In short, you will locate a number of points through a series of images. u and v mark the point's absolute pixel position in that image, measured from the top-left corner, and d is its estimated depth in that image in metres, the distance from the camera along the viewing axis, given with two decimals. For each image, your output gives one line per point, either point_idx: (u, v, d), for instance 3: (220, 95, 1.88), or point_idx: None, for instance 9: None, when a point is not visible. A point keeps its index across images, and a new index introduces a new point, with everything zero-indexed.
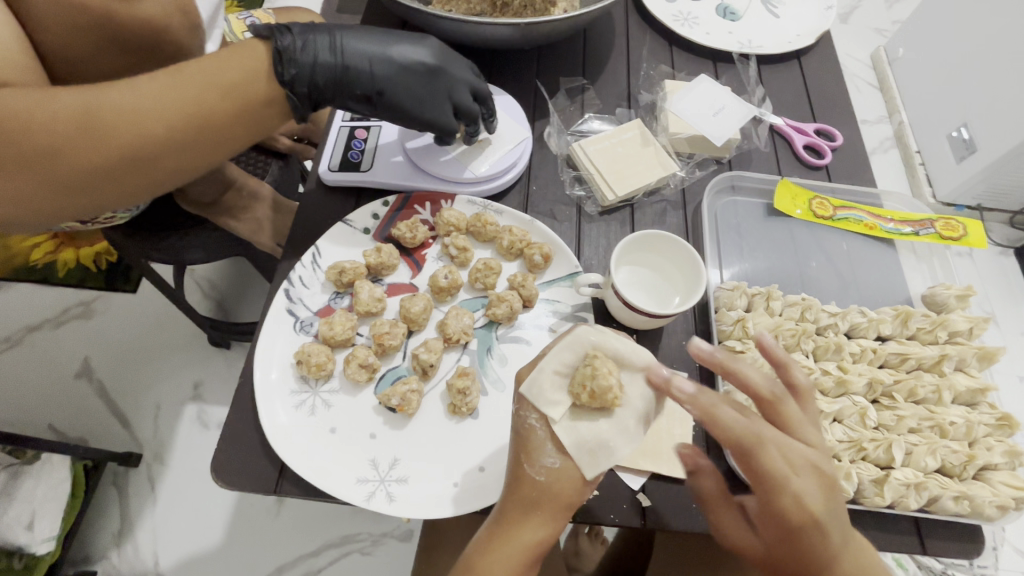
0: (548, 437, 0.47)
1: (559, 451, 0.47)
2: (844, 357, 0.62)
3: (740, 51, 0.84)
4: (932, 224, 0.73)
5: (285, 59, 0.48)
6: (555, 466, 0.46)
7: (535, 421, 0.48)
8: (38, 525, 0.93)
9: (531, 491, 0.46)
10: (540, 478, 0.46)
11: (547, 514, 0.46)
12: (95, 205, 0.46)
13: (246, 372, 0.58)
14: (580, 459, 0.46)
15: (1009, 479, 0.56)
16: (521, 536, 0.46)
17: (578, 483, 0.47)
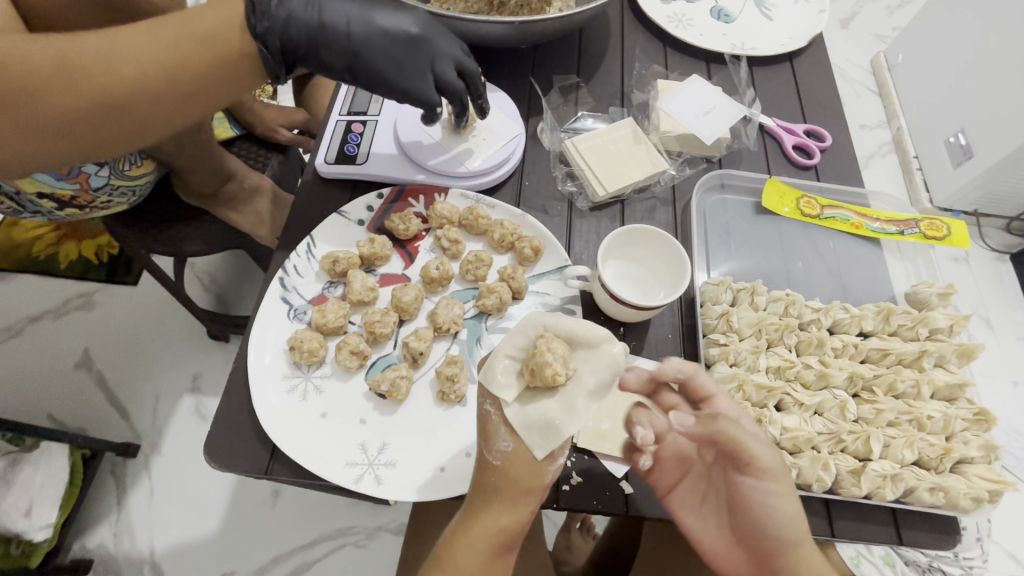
0: (501, 420, 0.49)
1: (512, 434, 0.48)
2: (826, 352, 0.63)
3: (732, 53, 0.85)
4: (917, 224, 0.74)
5: (258, 12, 0.47)
6: (508, 449, 0.48)
7: (490, 407, 0.49)
8: (36, 512, 0.94)
9: (492, 477, 0.48)
10: (497, 462, 0.48)
11: (507, 498, 0.48)
12: (73, 151, 0.47)
13: (240, 358, 0.59)
14: (529, 439, 0.47)
15: (985, 472, 0.57)
16: (480, 518, 0.48)
17: (538, 464, 0.48)
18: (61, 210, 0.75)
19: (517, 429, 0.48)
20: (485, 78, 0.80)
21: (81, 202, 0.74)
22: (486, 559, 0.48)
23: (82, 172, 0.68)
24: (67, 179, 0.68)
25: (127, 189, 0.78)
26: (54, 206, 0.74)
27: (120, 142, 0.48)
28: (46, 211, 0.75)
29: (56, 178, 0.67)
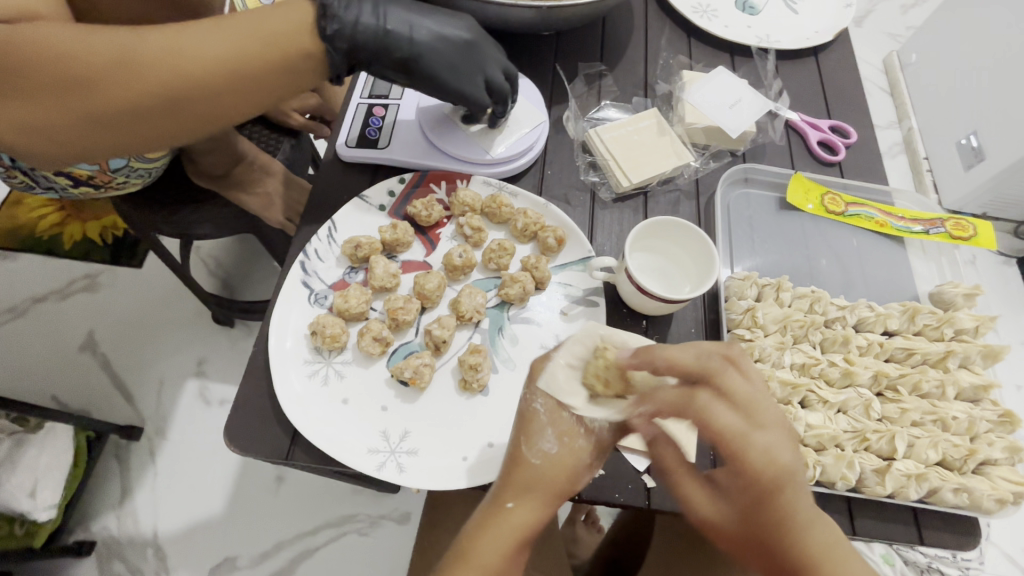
0: (549, 420, 0.50)
1: (558, 437, 0.49)
2: (850, 350, 0.63)
3: (758, 46, 0.84)
4: (943, 223, 0.74)
5: (328, 15, 0.49)
6: (552, 450, 0.48)
7: (542, 405, 0.50)
8: (40, 492, 0.93)
9: (529, 473, 0.48)
10: (538, 460, 0.48)
11: (540, 497, 0.47)
12: (127, 143, 0.47)
13: (260, 342, 0.59)
14: (573, 442, 0.49)
15: (1008, 475, 0.57)
16: (507, 512, 0.46)
17: (572, 467, 0.49)
18: (75, 189, 0.74)
19: (565, 433, 0.49)
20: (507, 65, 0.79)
21: (98, 182, 0.73)
22: (506, 562, 0.45)
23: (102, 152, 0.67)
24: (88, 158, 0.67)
25: (143, 170, 0.76)
26: (69, 185, 0.72)
27: (173, 137, 0.48)
28: (60, 188, 0.74)
29: None
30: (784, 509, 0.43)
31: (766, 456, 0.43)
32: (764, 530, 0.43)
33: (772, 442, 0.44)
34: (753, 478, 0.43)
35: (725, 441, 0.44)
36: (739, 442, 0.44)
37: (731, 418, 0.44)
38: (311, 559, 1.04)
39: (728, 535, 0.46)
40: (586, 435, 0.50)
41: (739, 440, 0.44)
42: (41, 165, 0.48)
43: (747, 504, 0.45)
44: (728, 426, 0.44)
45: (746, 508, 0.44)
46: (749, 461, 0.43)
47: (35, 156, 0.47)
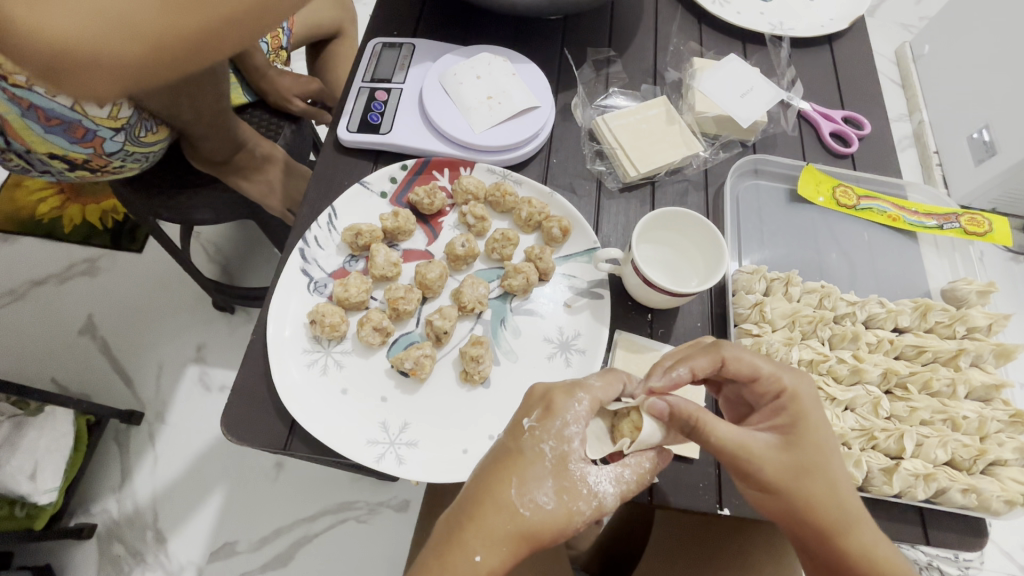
0: (551, 471, 0.46)
1: (556, 492, 0.45)
2: (860, 347, 0.61)
3: (772, 33, 0.81)
4: (957, 218, 0.72)
5: None
6: (547, 506, 0.45)
7: (549, 447, 0.46)
8: (40, 475, 0.93)
9: (509, 525, 0.44)
10: (528, 513, 0.44)
11: (513, 551, 0.44)
12: (177, 64, 0.45)
13: (258, 329, 0.58)
14: (572, 502, 0.45)
15: (1018, 476, 0.55)
16: (471, 567, 0.42)
17: (563, 525, 0.45)
18: (70, 172, 0.73)
19: (565, 491, 0.45)
20: (514, 50, 0.77)
21: (94, 165, 0.71)
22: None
23: (97, 137, 0.66)
24: (82, 143, 0.66)
25: (141, 155, 0.74)
26: (64, 168, 0.71)
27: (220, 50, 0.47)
28: (56, 171, 0.73)
29: (70, 141, 0.65)
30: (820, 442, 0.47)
31: (800, 381, 0.49)
32: (801, 452, 0.46)
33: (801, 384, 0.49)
34: (791, 401, 0.48)
35: (762, 376, 0.49)
36: (776, 371, 0.49)
37: (760, 355, 0.51)
38: (310, 546, 1.04)
39: (770, 470, 0.46)
40: (588, 500, 0.45)
41: (770, 369, 0.50)
42: (97, 100, 0.45)
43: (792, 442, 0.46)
44: (758, 363, 0.50)
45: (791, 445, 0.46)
46: (785, 385, 0.49)
47: (80, 84, 0.43)
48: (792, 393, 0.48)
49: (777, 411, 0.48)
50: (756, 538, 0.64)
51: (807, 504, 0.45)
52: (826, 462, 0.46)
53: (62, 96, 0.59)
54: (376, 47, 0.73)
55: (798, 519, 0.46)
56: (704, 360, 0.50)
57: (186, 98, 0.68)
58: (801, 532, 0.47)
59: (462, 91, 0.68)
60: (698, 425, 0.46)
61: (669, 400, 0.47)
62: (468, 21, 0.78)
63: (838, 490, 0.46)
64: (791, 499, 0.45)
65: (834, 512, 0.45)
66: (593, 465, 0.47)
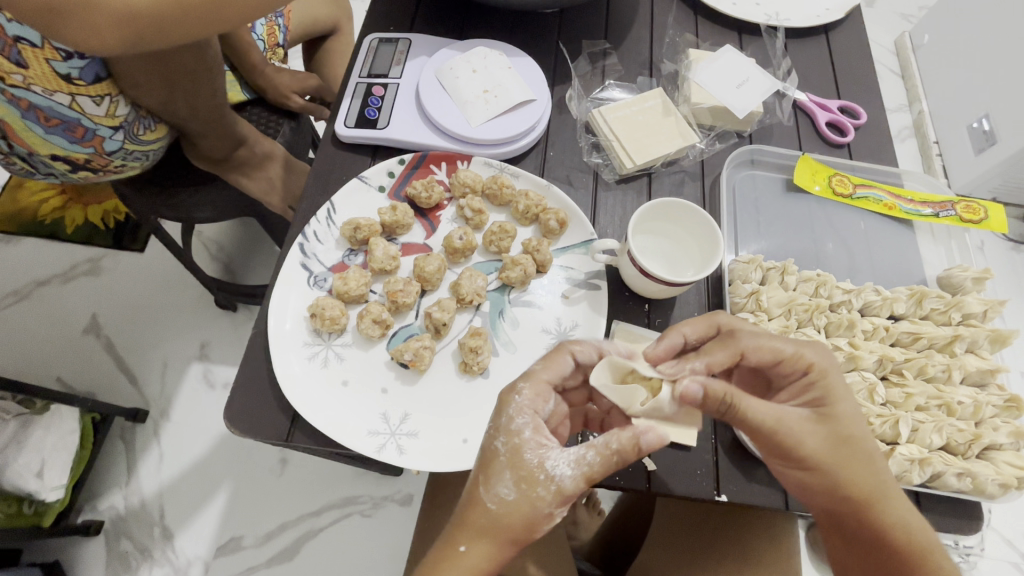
0: (508, 463, 0.46)
1: (515, 482, 0.45)
2: (856, 334, 0.62)
3: (767, 23, 0.81)
4: (953, 206, 0.72)
5: None
6: (508, 497, 0.45)
7: (502, 444, 0.47)
8: (48, 473, 0.94)
9: (479, 519, 0.45)
10: (493, 506, 0.45)
11: (493, 544, 0.44)
12: (181, 19, 0.53)
13: (259, 323, 0.58)
14: (530, 490, 0.45)
15: (1013, 459, 0.56)
16: (457, 560, 0.44)
17: (529, 514, 0.45)
18: (73, 173, 0.73)
19: (524, 480, 0.45)
20: (509, 44, 0.77)
21: (95, 165, 0.72)
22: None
23: (96, 136, 0.66)
24: (82, 143, 0.67)
25: (140, 153, 0.75)
26: (67, 169, 0.72)
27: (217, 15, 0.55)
28: (59, 173, 0.74)
29: (70, 141, 0.66)
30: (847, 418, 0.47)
31: (824, 357, 0.50)
32: (833, 426, 0.47)
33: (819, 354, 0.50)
34: (820, 377, 0.49)
35: (785, 358, 0.50)
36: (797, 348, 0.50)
37: (779, 339, 0.51)
38: (314, 540, 1.05)
39: (807, 448, 0.46)
40: (546, 484, 0.45)
41: (793, 350, 0.50)
42: (101, 44, 0.52)
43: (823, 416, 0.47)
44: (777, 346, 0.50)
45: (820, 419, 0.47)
46: (813, 362, 0.49)
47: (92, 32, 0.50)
48: (821, 370, 0.49)
49: (807, 388, 0.49)
50: (755, 524, 0.64)
51: (844, 476, 0.46)
52: (858, 433, 0.47)
53: (59, 94, 0.60)
54: (372, 42, 0.74)
55: (837, 494, 0.47)
56: (722, 354, 0.51)
57: (182, 93, 0.68)
58: (835, 506, 0.47)
59: (458, 86, 0.69)
60: (733, 406, 0.47)
61: (702, 381, 0.47)
62: (463, 15, 0.78)
63: (874, 464, 0.47)
64: (831, 472, 0.46)
65: (867, 486, 0.46)
66: (550, 449, 0.46)
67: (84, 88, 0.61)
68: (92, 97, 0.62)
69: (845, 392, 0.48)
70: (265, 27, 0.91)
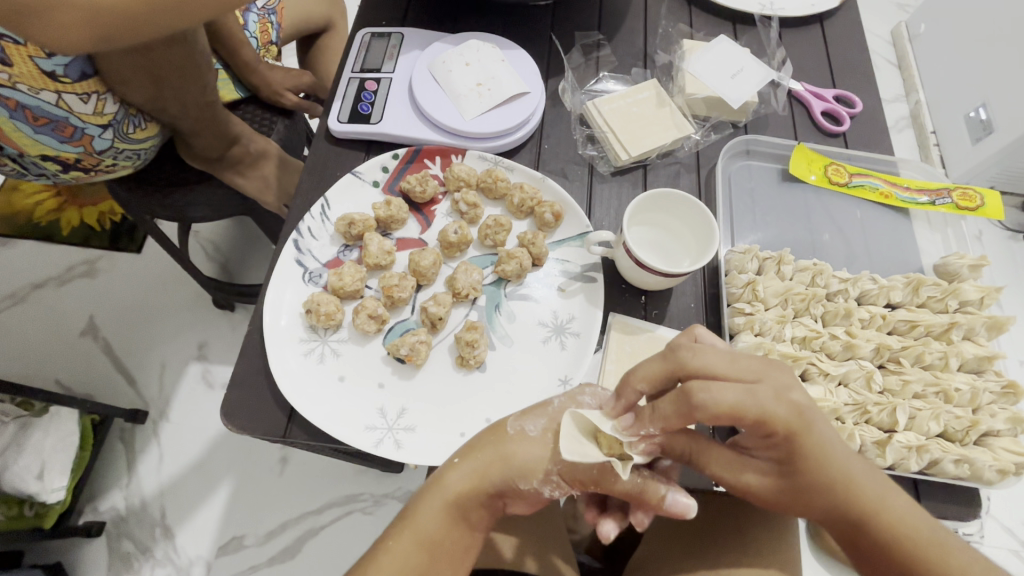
0: (549, 413, 0.50)
1: (544, 427, 0.49)
2: (852, 323, 0.62)
3: (761, 13, 0.81)
4: (949, 193, 0.72)
5: None
6: (528, 433, 0.49)
7: (558, 399, 0.51)
8: (48, 475, 0.94)
9: (496, 445, 0.48)
10: (512, 433, 0.49)
11: (493, 469, 0.47)
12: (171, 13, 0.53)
13: (254, 320, 0.58)
14: (553, 440, 0.48)
15: (1010, 446, 0.56)
16: (449, 468, 0.48)
17: (539, 461, 0.47)
18: (65, 174, 0.73)
19: (551, 429, 0.49)
20: (503, 37, 0.77)
21: (86, 165, 0.72)
22: (442, 527, 0.47)
23: (85, 134, 0.66)
24: (71, 142, 0.67)
25: (132, 152, 0.74)
26: (58, 170, 0.72)
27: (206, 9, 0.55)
28: (51, 175, 0.74)
29: (59, 140, 0.66)
30: (819, 475, 0.41)
31: (793, 416, 0.40)
32: (799, 479, 0.42)
33: (784, 411, 0.40)
34: (786, 439, 0.41)
35: (745, 422, 0.40)
36: (760, 411, 0.39)
37: (744, 393, 0.39)
38: (316, 538, 1.05)
39: (767, 496, 0.44)
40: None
41: (758, 412, 0.39)
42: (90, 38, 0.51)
43: (792, 471, 0.42)
44: (731, 406, 0.39)
45: (787, 470, 0.42)
46: (776, 427, 0.40)
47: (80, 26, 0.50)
48: (789, 431, 0.40)
49: (775, 444, 0.42)
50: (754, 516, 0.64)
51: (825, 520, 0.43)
52: (839, 478, 0.42)
53: (44, 92, 0.60)
54: (364, 37, 0.73)
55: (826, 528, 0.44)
56: (675, 420, 0.41)
57: (170, 90, 0.68)
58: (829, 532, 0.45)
59: (451, 80, 0.69)
60: (694, 456, 0.46)
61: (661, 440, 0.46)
62: (456, 9, 0.78)
63: (864, 512, 0.42)
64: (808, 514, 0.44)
65: (864, 528, 0.42)
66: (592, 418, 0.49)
67: (69, 85, 0.61)
68: (79, 94, 0.62)
69: (819, 449, 0.41)
70: (258, 24, 0.90)
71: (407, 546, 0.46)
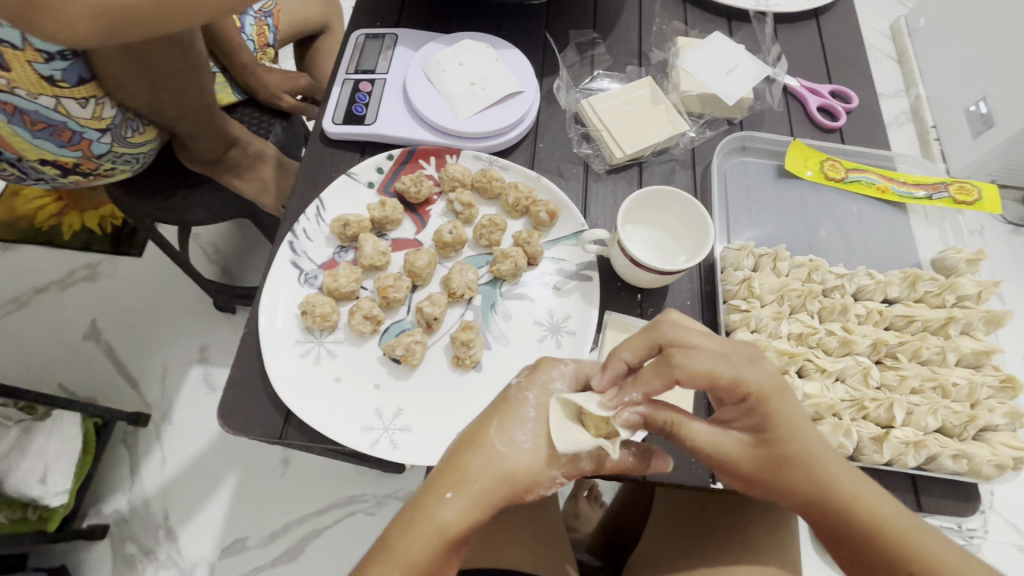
0: (533, 416, 0.47)
1: (534, 433, 0.47)
2: (849, 318, 0.62)
3: (756, 9, 0.81)
4: (946, 187, 0.72)
5: None
6: (521, 445, 0.46)
7: (532, 395, 0.48)
8: (51, 478, 0.94)
9: (489, 466, 0.45)
10: (503, 449, 0.46)
11: (490, 493, 0.44)
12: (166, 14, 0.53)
13: (251, 322, 0.58)
14: (547, 449, 0.46)
15: (1009, 440, 0.56)
16: (442, 502, 0.44)
17: (535, 471, 0.46)
18: (63, 178, 0.74)
19: (542, 437, 0.47)
20: (497, 36, 0.77)
21: (85, 169, 0.72)
22: (435, 560, 0.43)
23: (84, 139, 0.67)
24: (70, 146, 0.67)
25: (130, 156, 0.75)
26: (57, 174, 0.72)
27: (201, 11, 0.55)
28: (50, 179, 0.75)
29: (58, 144, 0.66)
30: (790, 442, 0.43)
31: (765, 378, 0.43)
32: (773, 449, 0.43)
33: (756, 374, 0.42)
34: (760, 403, 0.42)
35: (722, 384, 0.43)
36: (736, 372, 0.42)
37: (717, 358, 0.43)
38: (318, 539, 1.05)
39: (746, 467, 0.44)
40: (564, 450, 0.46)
41: (732, 374, 0.42)
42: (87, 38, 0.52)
43: (765, 440, 0.43)
44: (704, 364, 0.42)
45: (761, 440, 0.43)
46: (751, 390, 0.42)
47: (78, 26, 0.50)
48: (761, 395, 0.42)
49: (748, 412, 0.43)
50: (754, 514, 0.64)
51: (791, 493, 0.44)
52: (810, 447, 0.43)
53: (43, 97, 0.60)
54: (358, 38, 0.73)
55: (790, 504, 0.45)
56: (656, 382, 0.44)
57: (167, 93, 0.68)
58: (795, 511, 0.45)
59: (445, 80, 0.69)
60: (675, 431, 0.45)
61: (644, 411, 0.45)
62: (451, 9, 0.78)
63: (829, 482, 0.43)
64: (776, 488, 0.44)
65: (826, 499, 0.43)
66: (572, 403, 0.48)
67: (67, 90, 0.61)
68: (77, 99, 0.62)
69: (790, 414, 0.42)
70: (254, 26, 0.90)
71: None
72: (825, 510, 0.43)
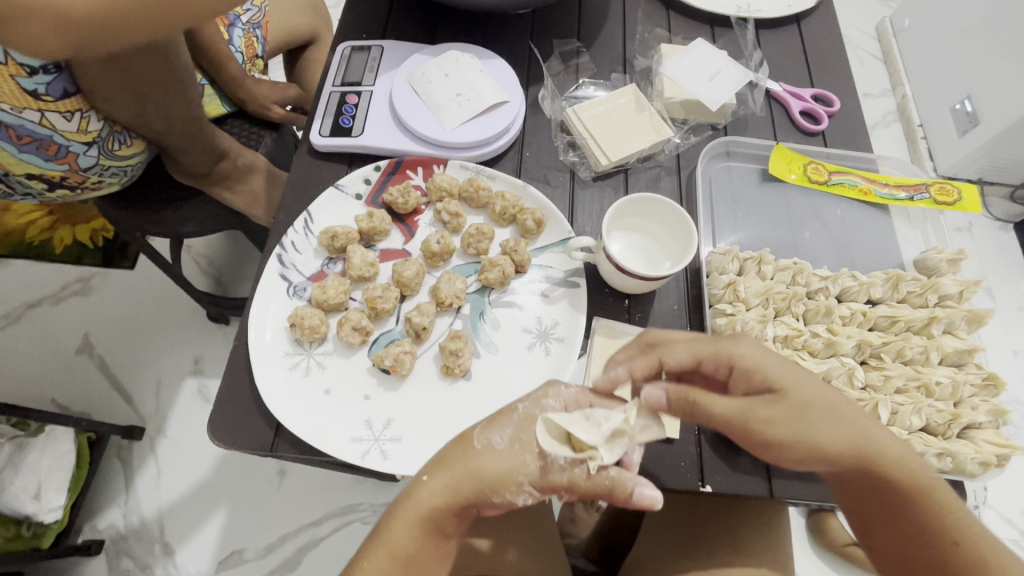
0: (515, 421, 0.48)
1: (511, 438, 0.47)
2: (833, 320, 0.63)
3: (737, 15, 0.82)
4: (927, 189, 0.73)
5: None
6: (495, 446, 0.47)
7: (523, 406, 0.49)
8: (44, 495, 0.94)
9: (464, 461, 0.47)
10: (479, 447, 0.47)
11: (462, 487, 0.46)
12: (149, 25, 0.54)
13: (240, 336, 0.59)
14: (521, 452, 0.47)
15: (993, 437, 0.57)
16: (418, 487, 0.46)
17: (508, 472, 0.46)
18: (51, 192, 0.74)
19: (518, 441, 0.47)
20: (483, 46, 0.78)
21: (72, 183, 0.73)
22: (414, 541, 0.45)
23: (70, 152, 0.67)
24: (56, 160, 0.67)
25: (118, 169, 0.75)
26: (44, 188, 0.72)
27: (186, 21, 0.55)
28: (38, 193, 0.75)
29: (45, 159, 0.66)
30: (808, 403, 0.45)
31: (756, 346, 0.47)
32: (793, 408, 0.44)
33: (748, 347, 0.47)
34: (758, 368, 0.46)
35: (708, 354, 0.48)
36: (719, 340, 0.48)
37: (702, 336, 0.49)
38: (315, 550, 1.05)
39: (780, 433, 0.44)
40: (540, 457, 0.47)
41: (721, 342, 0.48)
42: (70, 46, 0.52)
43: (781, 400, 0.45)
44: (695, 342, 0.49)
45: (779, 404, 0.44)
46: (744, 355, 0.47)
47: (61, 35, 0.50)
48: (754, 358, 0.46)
49: (750, 380, 0.46)
50: (745, 514, 0.65)
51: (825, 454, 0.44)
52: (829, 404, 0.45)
53: (27, 111, 0.60)
54: (344, 51, 0.74)
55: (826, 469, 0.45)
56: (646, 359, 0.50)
57: (152, 105, 0.68)
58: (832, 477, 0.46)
59: (431, 91, 0.69)
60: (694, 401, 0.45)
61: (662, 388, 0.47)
62: (436, 20, 0.79)
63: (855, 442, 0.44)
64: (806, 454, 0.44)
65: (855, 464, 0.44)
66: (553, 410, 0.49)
67: (52, 104, 0.61)
68: (61, 112, 0.62)
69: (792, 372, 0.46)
70: (243, 39, 0.90)
71: (383, 564, 0.45)
72: (861, 475, 0.44)
